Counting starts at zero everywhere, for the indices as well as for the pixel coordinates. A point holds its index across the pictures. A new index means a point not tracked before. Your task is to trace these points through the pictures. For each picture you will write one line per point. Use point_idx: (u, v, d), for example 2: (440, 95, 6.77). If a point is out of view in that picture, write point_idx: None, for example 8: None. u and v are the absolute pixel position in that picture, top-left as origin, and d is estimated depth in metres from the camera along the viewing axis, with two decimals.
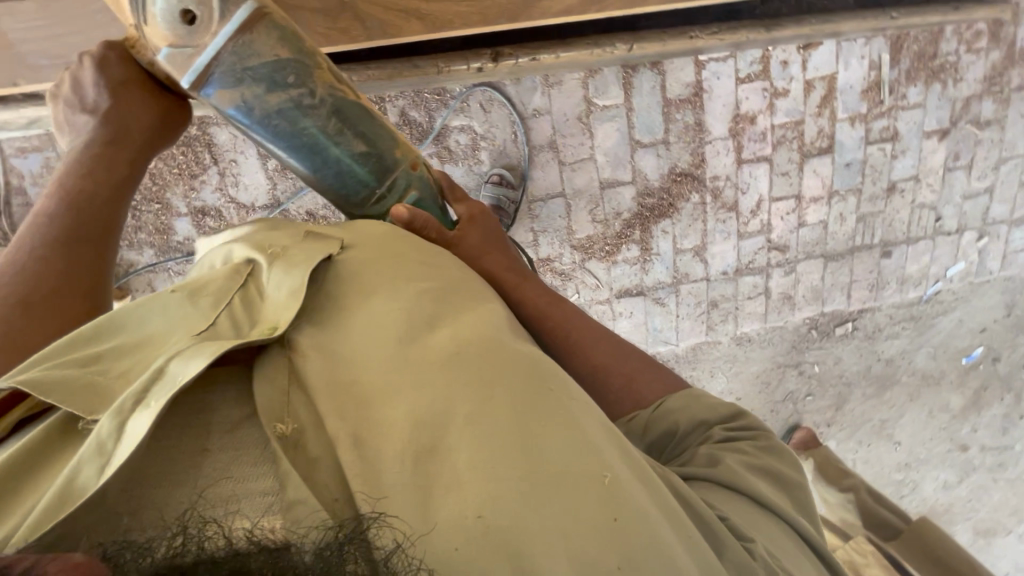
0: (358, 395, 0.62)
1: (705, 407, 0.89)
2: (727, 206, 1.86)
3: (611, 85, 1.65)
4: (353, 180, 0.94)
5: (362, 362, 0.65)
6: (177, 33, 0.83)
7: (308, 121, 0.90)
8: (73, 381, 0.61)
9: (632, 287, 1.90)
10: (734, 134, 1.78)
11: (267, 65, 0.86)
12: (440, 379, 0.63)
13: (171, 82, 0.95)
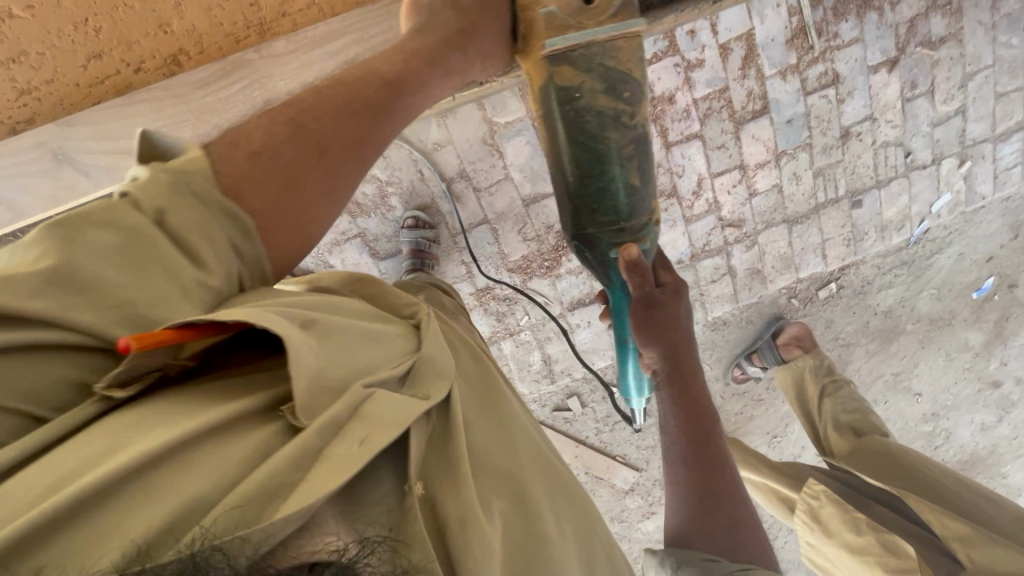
0: (495, 483, 0.71)
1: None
2: (665, 194, 1.76)
3: (509, 101, 1.52)
4: (608, 200, 1.13)
5: (498, 454, 0.75)
6: (573, 10, 1.07)
7: (613, 133, 1.10)
8: (318, 352, 0.61)
9: (585, 296, 1.79)
10: (654, 118, 1.67)
11: (615, 74, 1.09)
12: (550, 513, 0.74)
13: (463, 33, 1.08)
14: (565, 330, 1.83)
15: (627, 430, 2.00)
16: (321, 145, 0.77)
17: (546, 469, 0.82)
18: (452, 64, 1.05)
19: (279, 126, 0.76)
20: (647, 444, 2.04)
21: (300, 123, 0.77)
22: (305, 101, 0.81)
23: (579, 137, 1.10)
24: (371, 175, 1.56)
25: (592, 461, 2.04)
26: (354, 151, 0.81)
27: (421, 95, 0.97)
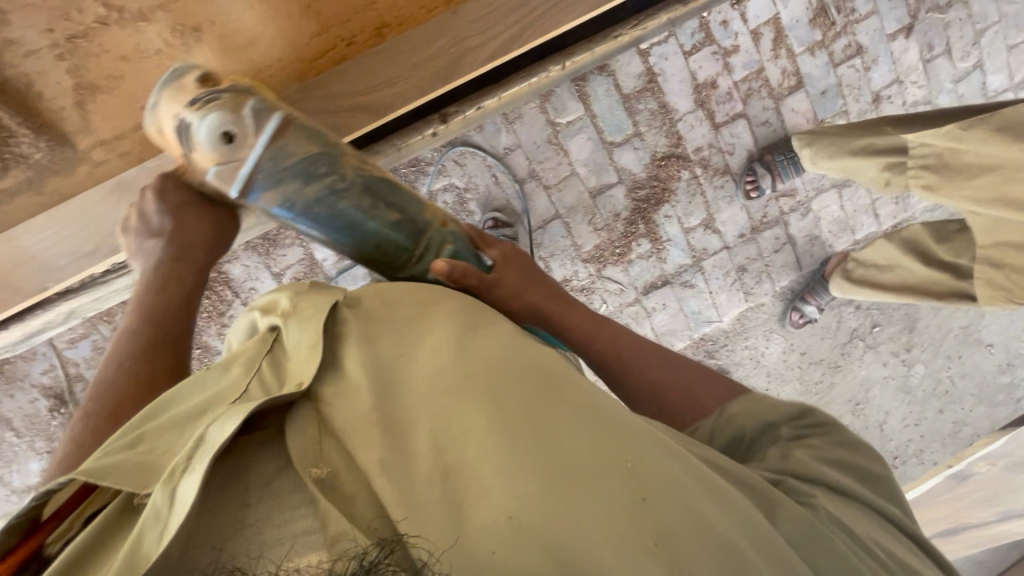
0: (453, 418, 0.55)
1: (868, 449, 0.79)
2: (719, 172, 1.84)
3: (568, 101, 1.68)
4: (392, 248, 0.86)
5: (449, 380, 0.57)
6: (220, 154, 0.79)
7: (345, 203, 0.83)
8: (121, 466, 0.51)
9: (656, 279, 1.86)
10: (702, 103, 1.78)
11: (301, 162, 0.81)
12: (547, 419, 0.55)
13: (170, 229, 0.94)
14: (641, 315, 1.89)
15: None
16: (111, 411, 0.74)
17: (532, 367, 0.60)
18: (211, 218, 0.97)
19: (75, 428, 0.74)
20: None
21: (94, 408, 0.75)
22: (101, 379, 0.80)
23: (341, 234, 0.85)
24: (450, 184, 1.67)
25: None
26: (146, 397, 0.77)
27: (178, 286, 0.94)
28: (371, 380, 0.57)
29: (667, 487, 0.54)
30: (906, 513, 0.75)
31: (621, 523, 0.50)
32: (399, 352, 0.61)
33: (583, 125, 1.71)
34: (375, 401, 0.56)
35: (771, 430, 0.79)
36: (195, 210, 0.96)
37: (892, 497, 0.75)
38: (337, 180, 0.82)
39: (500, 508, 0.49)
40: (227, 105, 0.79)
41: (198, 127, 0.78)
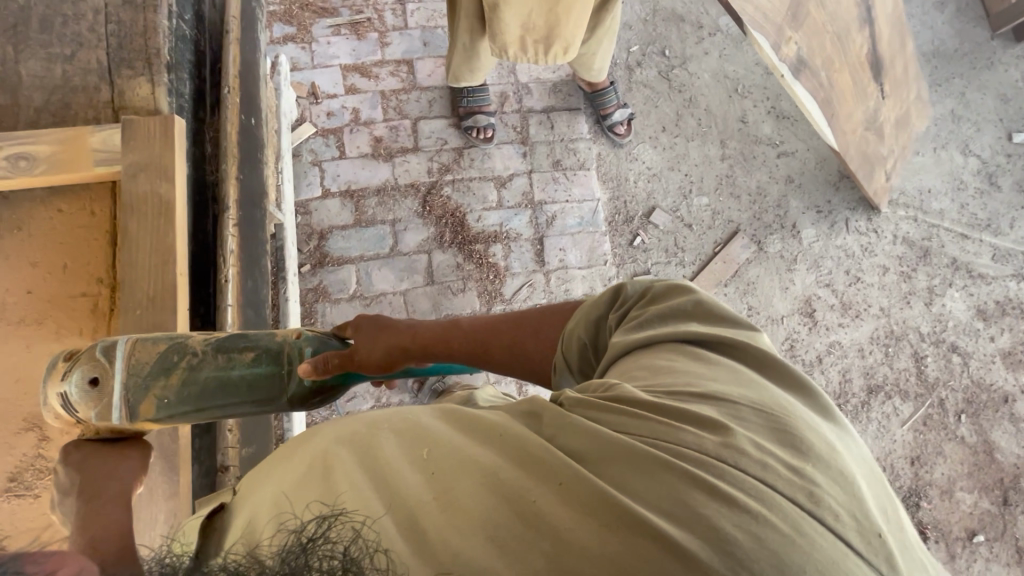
0: (296, 472, 0.57)
1: (680, 289, 0.71)
2: (458, 157, 1.90)
3: (339, 275, 1.78)
4: (261, 384, 0.82)
5: (300, 446, 0.61)
6: (95, 400, 0.76)
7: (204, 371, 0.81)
8: None
9: (534, 247, 1.87)
10: (389, 154, 1.88)
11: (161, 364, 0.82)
12: (374, 427, 0.59)
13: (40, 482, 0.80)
14: (563, 272, 1.86)
15: (686, 232, 1.96)
16: None
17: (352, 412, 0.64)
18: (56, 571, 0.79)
19: None
20: (710, 215, 1.98)
21: None
22: None
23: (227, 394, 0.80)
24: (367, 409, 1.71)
25: (714, 275, 1.92)
26: None
27: None
28: (238, 507, 0.62)
29: (478, 432, 0.56)
30: (729, 317, 0.68)
31: (438, 476, 0.52)
32: (250, 482, 0.65)
33: (366, 270, 1.80)
34: (240, 513, 0.61)
35: (599, 330, 0.74)
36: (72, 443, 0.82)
37: (709, 307, 0.68)
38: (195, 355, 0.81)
39: (349, 497, 0.52)
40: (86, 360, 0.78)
41: (68, 385, 0.75)
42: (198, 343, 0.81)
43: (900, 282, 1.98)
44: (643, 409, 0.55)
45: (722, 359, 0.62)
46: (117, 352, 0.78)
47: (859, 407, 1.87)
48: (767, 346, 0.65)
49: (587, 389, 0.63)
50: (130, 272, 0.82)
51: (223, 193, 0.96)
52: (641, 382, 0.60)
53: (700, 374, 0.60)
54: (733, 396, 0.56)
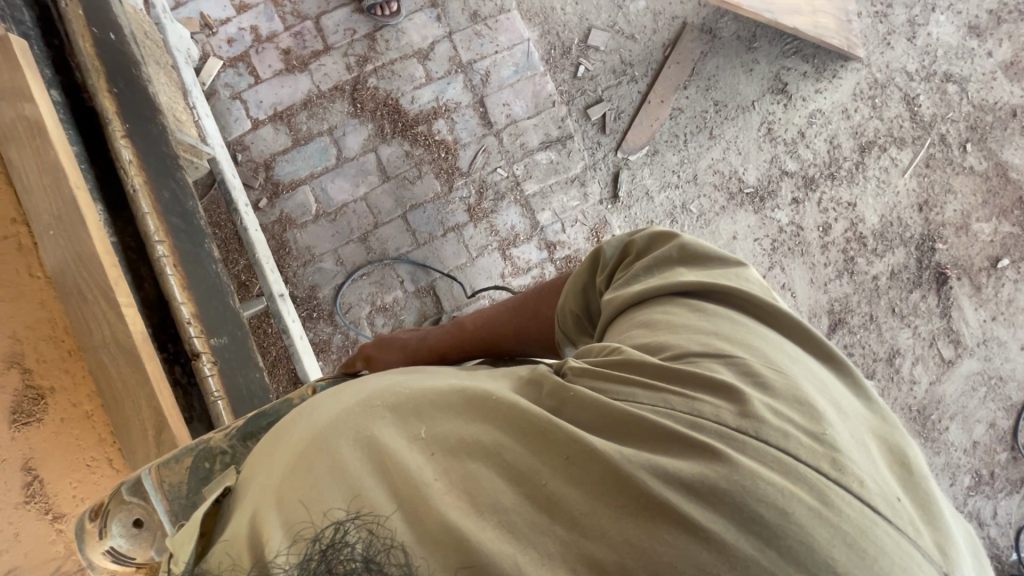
0: (299, 465, 0.53)
1: (666, 237, 0.72)
2: (372, 42, 1.78)
3: (296, 199, 1.75)
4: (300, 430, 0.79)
5: (297, 437, 0.58)
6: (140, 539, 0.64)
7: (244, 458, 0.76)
8: None
9: (477, 113, 1.79)
10: (303, 62, 1.77)
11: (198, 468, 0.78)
12: (375, 417, 0.56)
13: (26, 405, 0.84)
14: (514, 127, 1.79)
15: (630, 45, 1.83)
16: None
17: (355, 394, 0.61)
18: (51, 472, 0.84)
19: None
20: (651, 20, 1.84)
21: None
22: None
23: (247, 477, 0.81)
24: (366, 316, 1.74)
25: (669, 83, 1.81)
26: None
27: None
28: (239, 486, 0.58)
29: (497, 415, 0.55)
30: (717, 263, 0.68)
31: (447, 464, 0.52)
32: (256, 464, 0.59)
33: (322, 187, 1.76)
34: (244, 503, 0.55)
35: (589, 294, 0.77)
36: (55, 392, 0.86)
37: (696, 255, 0.69)
38: (225, 455, 0.75)
39: (369, 497, 0.50)
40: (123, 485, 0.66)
41: (110, 542, 0.63)
42: (221, 440, 0.76)
43: (876, 25, 1.81)
44: (651, 378, 0.54)
45: (723, 316, 0.61)
46: (149, 488, 0.66)
47: (853, 170, 1.79)
48: (772, 302, 0.63)
49: (590, 354, 0.62)
50: (30, 197, 0.85)
51: (99, 105, 0.95)
52: (652, 346, 0.59)
53: (706, 333, 0.59)
54: (750, 361, 0.55)
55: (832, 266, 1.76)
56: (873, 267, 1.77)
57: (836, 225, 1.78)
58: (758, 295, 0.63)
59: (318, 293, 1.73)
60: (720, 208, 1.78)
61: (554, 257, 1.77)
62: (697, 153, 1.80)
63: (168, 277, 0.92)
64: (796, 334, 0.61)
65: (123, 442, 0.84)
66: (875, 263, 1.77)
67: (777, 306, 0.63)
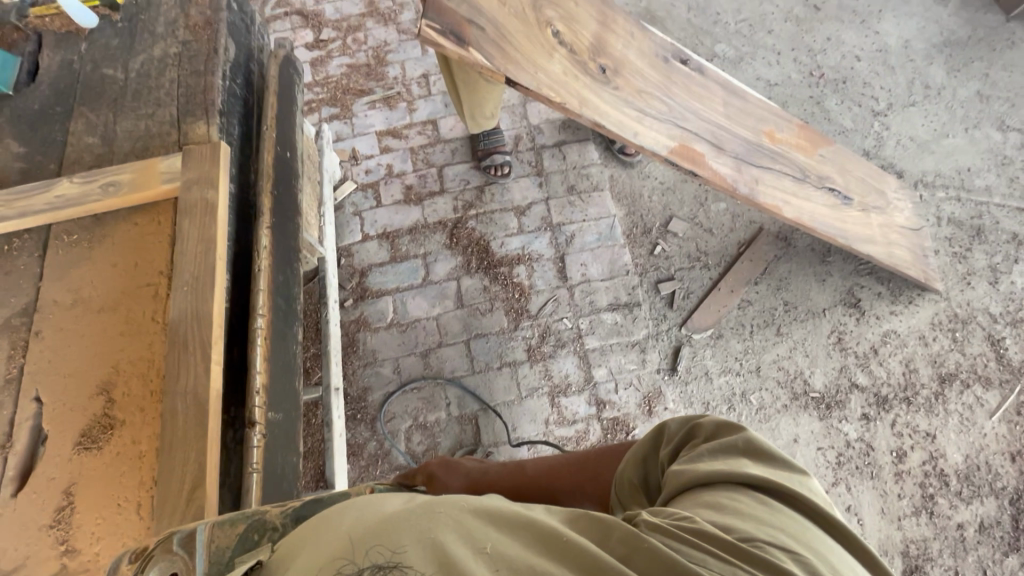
0: (352, 561, 0.51)
1: (729, 424, 0.71)
2: (480, 193, 2.07)
3: (377, 306, 1.91)
4: None
5: (348, 533, 0.54)
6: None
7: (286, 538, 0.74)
8: None
9: (556, 265, 1.95)
10: (419, 198, 2.08)
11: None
12: (436, 522, 0.53)
13: (99, 432, 0.94)
14: (587, 285, 1.92)
15: (707, 237, 2.00)
16: None
17: (411, 500, 0.59)
18: (88, 500, 0.89)
19: None
20: (729, 221, 2.02)
21: None
22: None
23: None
24: (404, 430, 1.76)
25: (741, 275, 1.91)
26: None
27: None
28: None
29: (564, 550, 0.51)
30: (781, 458, 0.67)
31: None
32: (289, 558, 0.56)
33: (402, 301, 1.93)
34: None
35: (647, 466, 0.76)
36: (125, 428, 0.94)
37: (760, 449, 0.67)
38: (275, 532, 0.73)
39: None
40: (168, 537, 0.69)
41: None
42: (276, 516, 0.75)
43: (955, 263, 1.87)
44: (728, 552, 0.52)
45: (792, 515, 0.60)
46: (197, 544, 0.69)
47: (932, 399, 1.70)
48: (834, 512, 0.62)
49: (655, 514, 0.59)
50: (180, 260, 1.02)
51: (259, 205, 1.17)
52: (721, 523, 0.56)
53: (775, 528, 0.57)
54: (818, 567, 0.54)
55: (907, 500, 1.59)
56: (957, 513, 1.57)
57: (912, 453, 1.64)
58: (822, 503, 0.62)
59: (369, 395, 1.79)
60: (782, 406, 1.72)
61: (602, 415, 1.75)
62: (762, 346, 1.81)
63: (256, 347, 1.02)
64: (857, 552, 0.59)
65: (159, 495, 0.87)
66: (959, 508, 1.58)
67: (837, 517, 0.62)
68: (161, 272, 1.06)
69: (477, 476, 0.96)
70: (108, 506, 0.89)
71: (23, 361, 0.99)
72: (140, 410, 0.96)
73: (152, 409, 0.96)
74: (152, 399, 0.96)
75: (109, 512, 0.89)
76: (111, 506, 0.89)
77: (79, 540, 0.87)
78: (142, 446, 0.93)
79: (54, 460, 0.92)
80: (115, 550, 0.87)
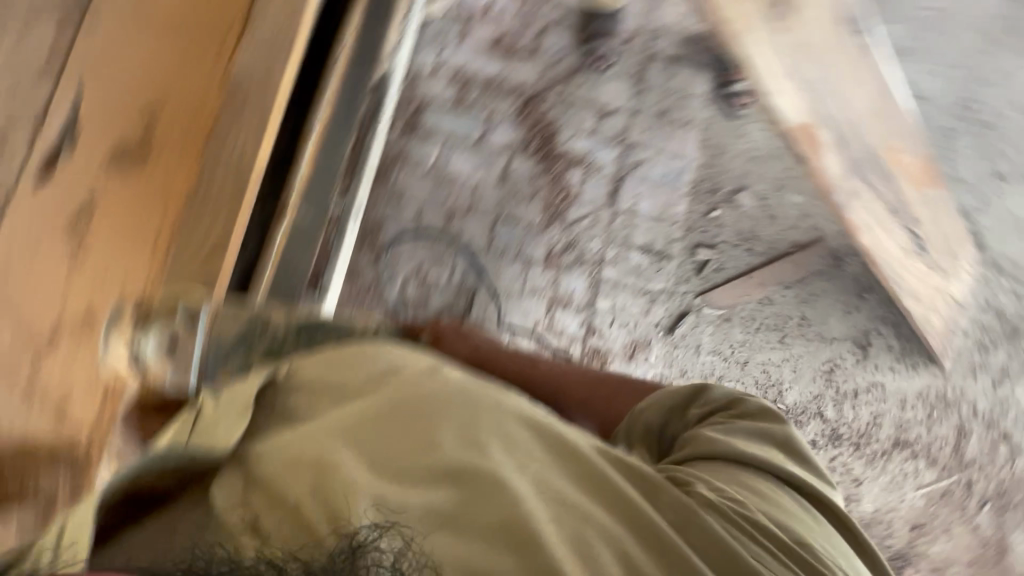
0: (411, 438, 0.64)
1: (750, 410, 0.80)
2: (571, 74, 1.87)
3: (423, 145, 1.80)
4: None
5: (406, 411, 0.67)
6: (164, 364, 0.82)
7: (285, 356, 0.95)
8: None
9: (611, 184, 1.86)
10: (508, 49, 1.85)
11: (236, 335, 0.91)
12: (477, 418, 0.65)
13: (133, 157, 0.88)
14: (631, 217, 1.85)
15: (768, 223, 1.89)
16: None
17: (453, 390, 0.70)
18: (104, 219, 0.85)
19: None
20: (800, 217, 1.88)
21: None
22: None
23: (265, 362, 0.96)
24: (403, 275, 1.76)
25: (779, 274, 1.87)
26: None
27: None
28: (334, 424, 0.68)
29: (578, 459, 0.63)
30: (780, 434, 0.77)
31: (537, 478, 0.60)
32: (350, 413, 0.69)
33: (449, 151, 1.82)
34: (351, 451, 0.63)
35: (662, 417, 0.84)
36: (160, 164, 0.89)
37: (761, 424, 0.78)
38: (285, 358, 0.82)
39: (479, 493, 0.58)
40: (163, 314, 0.82)
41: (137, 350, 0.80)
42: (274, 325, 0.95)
43: (974, 351, 1.86)
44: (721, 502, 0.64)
45: (777, 483, 0.71)
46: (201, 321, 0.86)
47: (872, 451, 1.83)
48: (813, 483, 0.73)
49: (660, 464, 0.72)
50: (261, 22, 0.96)
51: (348, 15, 1.11)
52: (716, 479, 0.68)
53: (762, 493, 0.68)
54: (793, 524, 0.65)
55: None
56: None
57: None
58: (807, 477, 0.73)
59: (382, 229, 1.76)
60: None
61: (586, 340, 1.82)
62: (756, 346, 1.90)
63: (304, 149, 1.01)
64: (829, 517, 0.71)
65: (188, 245, 0.88)
66: None
67: (817, 489, 0.73)
68: (236, 18, 0.96)
69: (487, 351, 1.00)
70: (124, 234, 0.86)
71: (67, 37, 0.88)
72: (181, 155, 0.91)
73: (193, 159, 0.91)
74: (196, 149, 0.91)
75: (124, 241, 0.86)
76: (128, 235, 0.86)
77: (85, 255, 0.84)
78: (174, 190, 0.89)
79: (78, 164, 0.85)
80: (122, 278, 0.85)
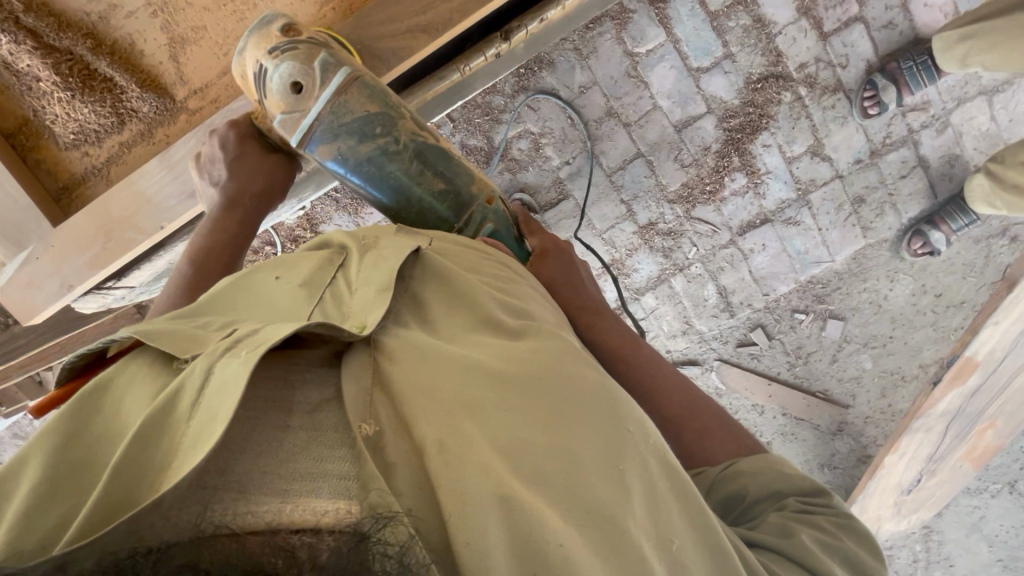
0: (524, 399, 0.53)
1: (779, 476, 0.70)
2: (828, 90, 1.59)
3: (648, 27, 1.51)
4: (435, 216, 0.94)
5: (520, 365, 0.56)
6: (288, 102, 0.92)
7: (395, 166, 0.93)
8: (174, 334, 0.53)
9: (753, 217, 1.69)
10: (806, 11, 1.51)
11: (359, 120, 0.91)
12: (596, 398, 0.55)
13: None
14: (739, 258, 1.73)
15: (825, 360, 1.84)
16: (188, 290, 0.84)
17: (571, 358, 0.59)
18: None
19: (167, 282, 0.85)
20: (850, 376, 1.85)
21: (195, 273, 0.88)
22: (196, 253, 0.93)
23: (395, 191, 0.94)
24: (524, 130, 1.59)
25: (789, 401, 1.89)
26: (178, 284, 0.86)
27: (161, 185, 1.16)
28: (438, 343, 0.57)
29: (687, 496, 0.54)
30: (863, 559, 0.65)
31: (650, 502, 0.51)
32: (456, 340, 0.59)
33: (662, 55, 1.54)
34: (449, 387, 0.52)
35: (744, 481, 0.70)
36: None
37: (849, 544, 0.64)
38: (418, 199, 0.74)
39: (593, 496, 0.48)
40: (300, 56, 0.91)
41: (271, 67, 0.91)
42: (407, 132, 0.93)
43: None
44: None
45: None
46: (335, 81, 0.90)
47: None
48: None
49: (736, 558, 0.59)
50: None
51: None
52: None
53: None
54: None
55: None
56: None
57: None
58: None
59: (544, 72, 1.54)
60: None
61: None
62: None
63: None
64: None
65: None
66: None
67: None
68: None
69: (561, 287, 0.93)
70: None
71: None
72: None
73: None
74: None
75: None
76: None
77: None
78: None
79: None
80: None
